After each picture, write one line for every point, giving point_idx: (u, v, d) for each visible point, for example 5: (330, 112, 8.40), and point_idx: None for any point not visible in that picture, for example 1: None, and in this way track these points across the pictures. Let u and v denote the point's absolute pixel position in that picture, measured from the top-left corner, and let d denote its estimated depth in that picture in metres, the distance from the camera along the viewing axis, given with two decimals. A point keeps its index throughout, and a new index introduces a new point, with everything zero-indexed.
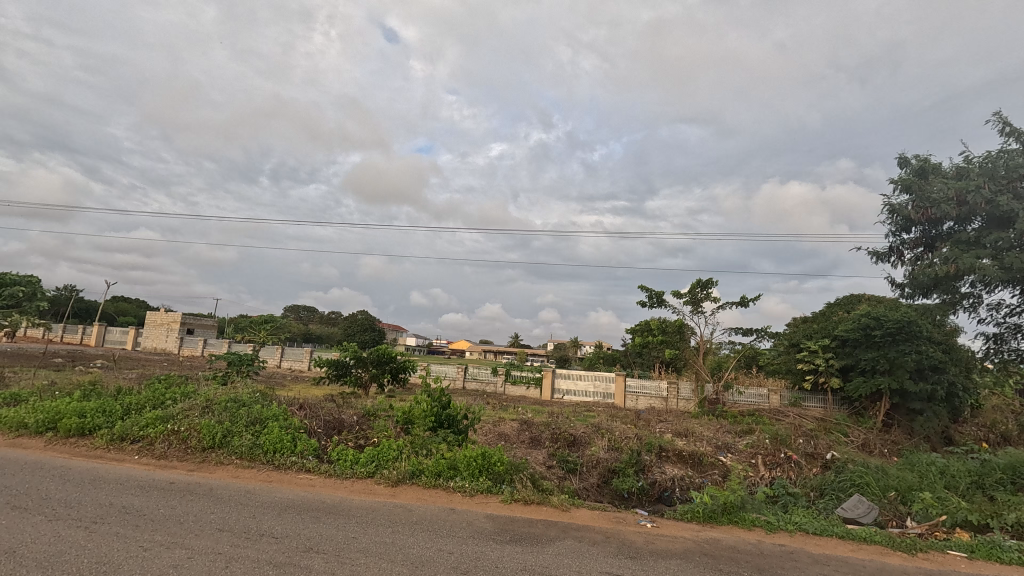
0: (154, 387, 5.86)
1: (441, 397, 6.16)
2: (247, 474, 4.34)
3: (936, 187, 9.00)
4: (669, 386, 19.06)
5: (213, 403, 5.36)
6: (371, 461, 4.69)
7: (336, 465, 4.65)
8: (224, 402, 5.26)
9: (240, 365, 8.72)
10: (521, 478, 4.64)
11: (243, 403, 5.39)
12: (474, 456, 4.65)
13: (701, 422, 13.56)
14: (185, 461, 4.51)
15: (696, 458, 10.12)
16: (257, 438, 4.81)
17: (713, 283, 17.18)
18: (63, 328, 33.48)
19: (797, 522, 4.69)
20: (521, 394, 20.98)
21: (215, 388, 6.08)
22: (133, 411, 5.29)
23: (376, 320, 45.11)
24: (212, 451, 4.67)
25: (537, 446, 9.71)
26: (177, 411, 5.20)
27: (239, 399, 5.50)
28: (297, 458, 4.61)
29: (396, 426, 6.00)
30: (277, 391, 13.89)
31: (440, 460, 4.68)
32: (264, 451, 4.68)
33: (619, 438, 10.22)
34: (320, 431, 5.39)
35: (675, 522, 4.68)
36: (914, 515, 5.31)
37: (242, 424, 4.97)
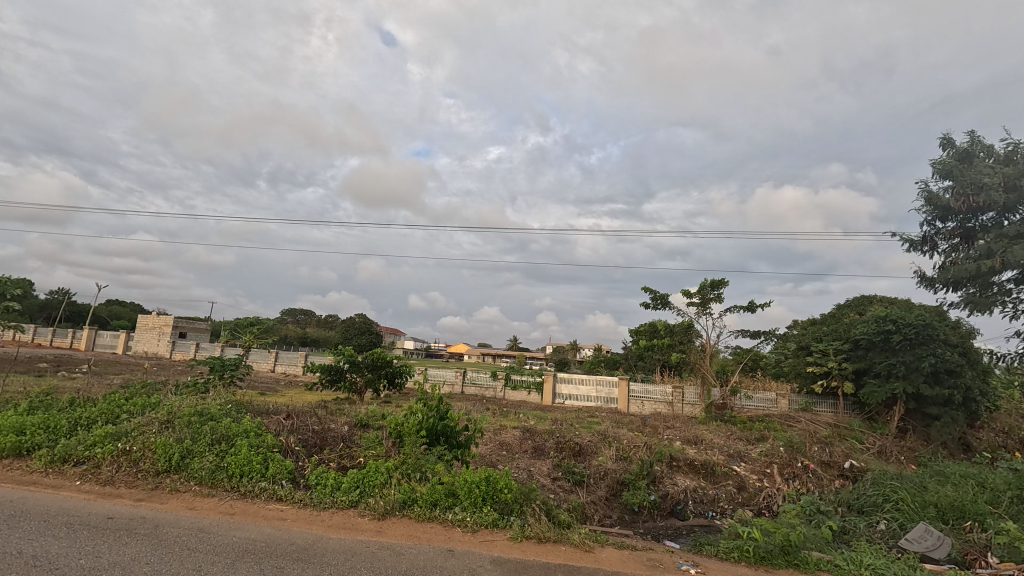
0: (108, 399, 5.32)
1: (438, 407, 5.60)
2: (206, 504, 3.81)
3: (982, 172, 8.58)
4: (674, 389, 18.49)
5: (174, 418, 4.82)
6: (355, 488, 4.15)
7: (314, 492, 4.11)
8: (187, 418, 4.74)
9: (223, 370, 8.12)
10: (532, 509, 4.09)
11: (209, 417, 4.87)
12: (476, 482, 4.10)
13: (709, 428, 13.03)
14: (135, 487, 3.98)
15: (709, 468, 9.56)
16: (221, 460, 4.28)
17: (723, 283, 16.66)
18: (53, 332, 32.81)
19: (870, 565, 4.18)
20: (521, 399, 20.39)
21: (182, 399, 5.56)
22: (81, 427, 4.76)
23: (373, 323, 44.43)
24: (167, 475, 4.16)
25: (541, 456, 9.14)
26: (132, 428, 4.67)
27: (205, 413, 4.96)
28: (267, 484, 4.09)
29: (388, 441, 5.45)
30: (267, 397, 13.29)
31: (436, 487, 4.12)
32: (229, 476, 4.15)
33: (628, 447, 9.66)
34: (299, 449, 4.81)
35: (723, 565, 4.15)
36: (997, 551, 4.67)
37: (205, 442, 4.44)
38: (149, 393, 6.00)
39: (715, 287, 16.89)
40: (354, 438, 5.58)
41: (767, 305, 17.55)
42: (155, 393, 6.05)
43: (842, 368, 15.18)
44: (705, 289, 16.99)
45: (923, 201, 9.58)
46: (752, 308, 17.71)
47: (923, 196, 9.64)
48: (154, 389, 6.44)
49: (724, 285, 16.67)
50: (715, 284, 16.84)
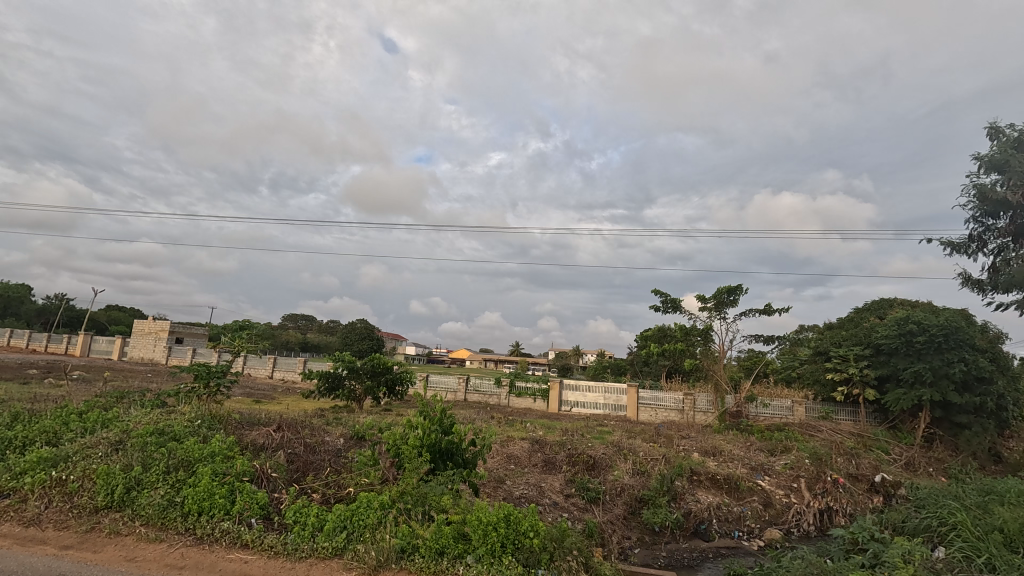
0: (58, 414, 4.80)
1: (442, 420, 4.98)
2: (151, 555, 3.25)
3: None
4: (685, 397, 17.87)
5: (127, 440, 4.29)
6: (340, 530, 3.56)
7: (289, 534, 3.55)
8: (142, 438, 4.20)
9: (207, 379, 7.33)
10: (564, 558, 3.47)
11: (169, 438, 4.32)
12: (494, 526, 3.47)
13: (727, 438, 12.34)
14: (66, 531, 3.47)
15: (732, 483, 8.85)
16: (176, 494, 3.71)
17: (740, 287, 16.14)
18: (48, 337, 32.22)
19: None
20: (526, 406, 19.70)
21: (145, 413, 5.03)
22: (16, 450, 4.24)
23: (374, 328, 43.78)
24: (107, 513, 3.63)
25: (551, 470, 8.47)
26: (75, 451, 4.15)
27: (165, 432, 4.42)
28: (230, 525, 3.52)
29: (386, 460, 4.84)
30: (261, 406, 12.65)
31: (441, 530, 3.51)
32: (185, 514, 3.59)
33: (645, 460, 9.00)
34: (278, 477, 4.15)
35: None
36: None
37: (159, 470, 3.88)
38: (112, 407, 5.47)
39: (730, 292, 16.33)
40: (345, 461, 4.98)
41: (786, 309, 16.94)
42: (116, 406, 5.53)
43: (863, 374, 14.51)
44: (720, 293, 16.41)
45: (974, 198, 9.26)
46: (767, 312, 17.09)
47: (974, 192, 9.32)
48: (119, 401, 5.87)
49: (741, 289, 16.14)
50: (731, 288, 16.28)
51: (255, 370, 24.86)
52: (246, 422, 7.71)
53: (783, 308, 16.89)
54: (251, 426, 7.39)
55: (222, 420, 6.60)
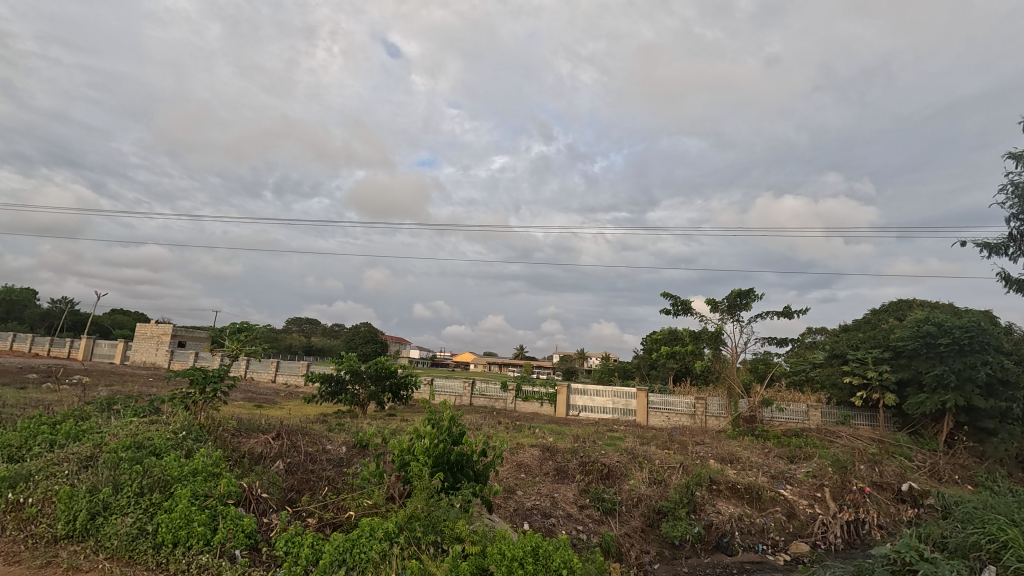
0: (28, 425, 4.44)
1: (451, 429, 4.62)
2: None
3: None
4: (696, 401, 17.38)
5: (99, 455, 3.94)
6: (338, 562, 3.16)
7: (280, 569, 3.16)
8: (116, 455, 3.82)
9: (204, 384, 6.90)
10: None
11: (147, 454, 3.95)
12: (516, 559, 3.06)
13: (743, 445, 11.89)
14: (21, 565, 3.13)
15: (753, 493, 8.40)
16: (148, 521, 3.36)
17: (753, 291, 15.76)
18: (50, 341, 32.01)
19: None
20: (533, 411, 19.29)
21: (126, 423, 4.65)
22: None
23: (378, 332, 43.43)
24: (68, 545, 3.29)
25: (564, 479, 8.07)
26: (39, 469, 3.81)
27: (143, 446, 4.05)
28: (209, 558, 3.14)
29: (393, 473, 4.47)
30: (263, 412, 12.31)
31: (458, 564, 3.09)
32: (157, 545, 3.23)
33: (662, 469, 8.57)
34: (266, 502, 3.78)
35: None
36: None
37: (130, 494, 3.51)
38: (92, 417, 5.11)
39: (742, 296, 15.93)
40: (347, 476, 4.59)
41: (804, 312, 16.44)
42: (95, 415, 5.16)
43: (883, 377, 14.02)
44: (732, 297, 16.00)
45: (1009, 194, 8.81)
46: (786, 314, 16.78)
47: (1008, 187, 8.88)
48: (100, 410, 5.51)
49: (753, 293, 15.79)
50: (743, 292, 15.88)
51: (257, 374, 24.53)
52: (243, 429, 7.31)
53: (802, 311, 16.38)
54: (248, 434, 7.01)
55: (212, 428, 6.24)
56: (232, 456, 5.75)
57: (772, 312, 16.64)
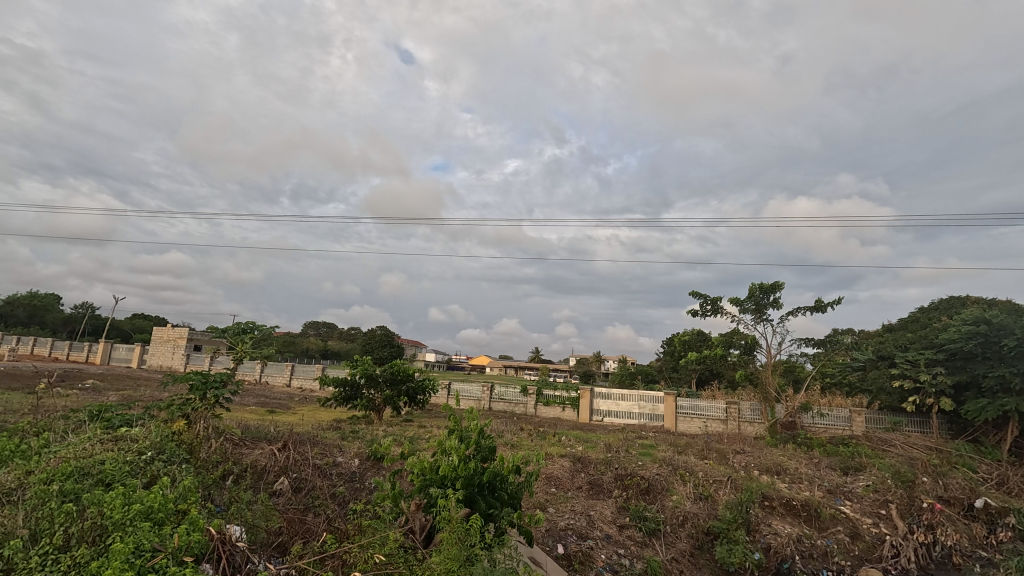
0: None
1: (480, 444, 3.95)
2: None
3: None
4: (729, 405, 16.45)
5: (26, 488, 2.90)
6: None
7: None
8: (44, 487, 2.76)
9: (204, 390, 6.21)
10: None
11: (92, 485, 2.95)
12: None
13: (788, 454, 10.94)
14: None
15: (811, 510, 7.50)
16: None
17: (779, 285, 14.79)
18: (69, 345, 32.08)
19: None
20: (555, 416, 18.50)
21: (82, 441, 3.86)
22: None
23: (393, 335, 42.92)
24: None
25: (598, 494, 7.29)
26: None
27: (89, 474, 3.06)
28: None
29: (410, 505, 3.71)
30: (275, 418, 11.76)
31: None
32: None
33: (707, 483, 7.74)
34: (244, 561, 2.87)
35: None
36: None
37: (47, 548, 2.40)
38: (49, 433, 4.33)
39: (767, 292, 14.94)
40: (349, 524, 3.75)
41: (837, 305, 15.35)
42: (50, 432, 4.37)
43: (936, 380, 12.97)
44: (757, 294, 15.04)
45: None
46: (818, 308, 15.75)
47: None
48: (64, 425, 4.75)
49: (779, 287, 14.80)
50: (767, 288, 14.89)
51: (272, 378, 24.16)
52: (248, 438, 6.70)
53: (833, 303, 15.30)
54: (254, 444, 6.44)
55: (206, 442, 5.62)
56: (232, 471, 5.19)
57: (804, 308, 15.61)
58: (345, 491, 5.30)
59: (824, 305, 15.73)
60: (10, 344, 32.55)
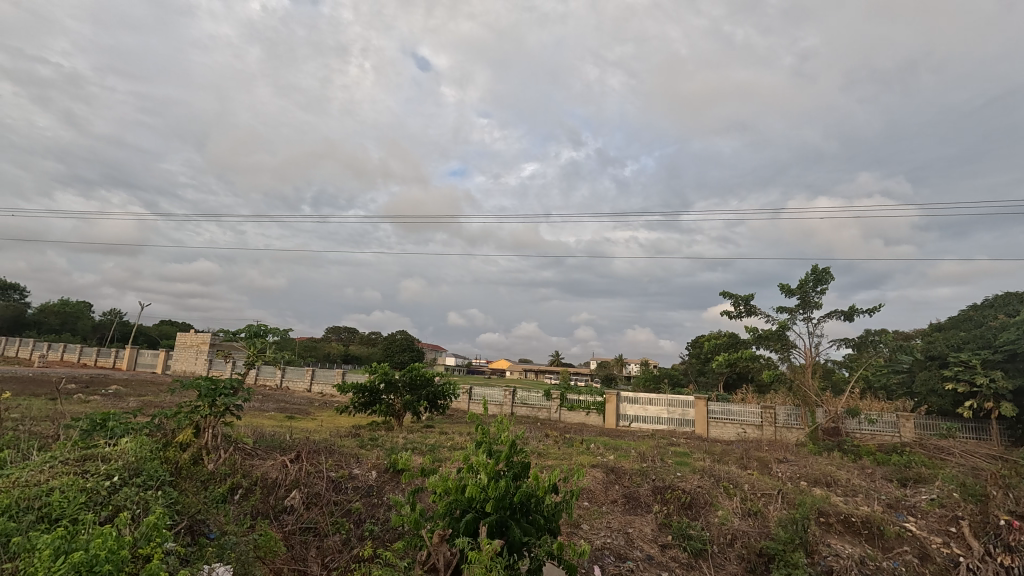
0: None
1: (511, 460, 3.44)
2: None
3: None
4: (765, 410, 15.60)
5: None
6: None
7: None
8: None
9: (213, 398, 5.62)
10: None
11: (31, 524, 2.55)
12: None
13: (837, 464, 10.12)
14: None
15: (872, 528, 6.78)
16: None
17: (829, 275, 13.94)
18: (97, 351, 32.65)
19: None
20: (580, 421, 17.86)
21: (51, 458, 3.45)
22: None
23: (413, 340, 42.72)
24: None
25: (635, 508, 6.67)
26: None
27: (30, 509, 2.67)
28: None
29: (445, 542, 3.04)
30: (293, 425, 11.44)
31: None
32: None
33: (755, 497, 7.07)
34: None
35: None
36: None
37: None
38: (29, 450, 3.96)
39: (818, 282, 14.10)
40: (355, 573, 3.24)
41: (873, 313, 14.62)
42: (26, 450, 3.98)
43: (994, 384, 11.95)
44: (806, 286, 14.19)
45: None
46: (848, 317, 14.81)
47: None
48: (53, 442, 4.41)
49: (830, 277, 13.99)
50: (818, 278, 14.06)
51: (293, 383, 24.01)
52: (261, 448, 6.28)
53: (872, 310, 14.51)
54: (267, 454, 6.02)
55: (211, 458, 5.25)
56: (238, 486, 4.88)
57: (836, 313, 14.69)
58: (362, 514, 4.81)
59: (854, 313, 14.75)
60: (41, 349, 33.31)
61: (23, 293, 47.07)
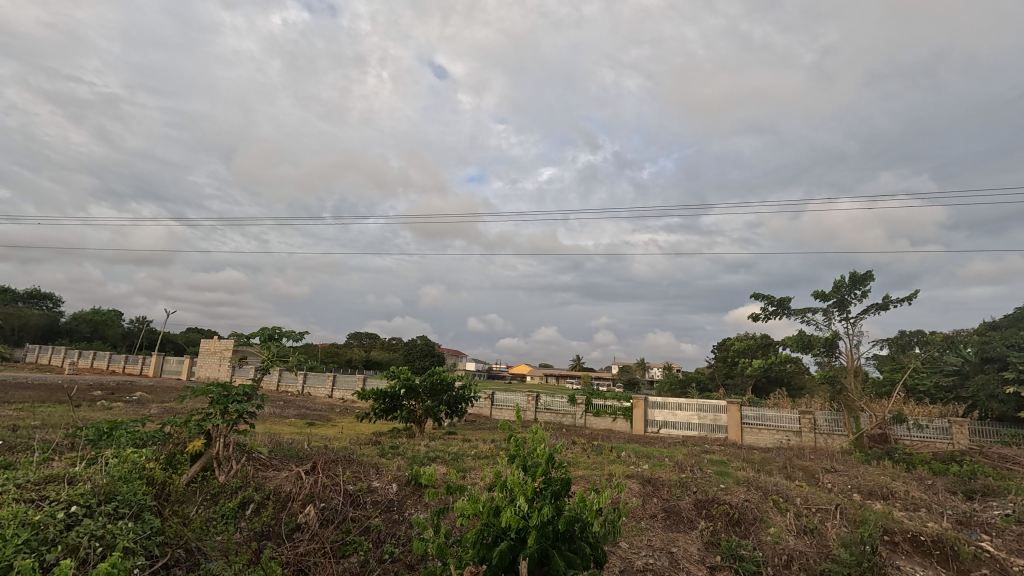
0: None
1: (551, 479, 2.96)
2: None
3: None
4: (803, 415, 14.79)
5: None
6: None
7: None
8: None
9: (225, 404, 5.12)
10: None
11: None
12: None
13: (891, 474, 9.34)
14: None
15: (945, 548, 6.06)
16: None
17: (871, 276, 13.05)
18: (125, 358, 33.18)
19: None
20: (606, 427, 17.24)
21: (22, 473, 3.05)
22: None
23: (434, 344, 42.52)
24: None
25: (677, 524, 6.10)
26: None
27: None
28: None
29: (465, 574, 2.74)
30: (313, 432, 11.15)
31: None
32: None
33: (810, 513, 6.47)
34: None
35: None
36: None
37: None
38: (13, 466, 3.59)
39: (856, 284, 13.27)
40: None
41: (911, 300, 13.67)
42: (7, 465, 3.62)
43: None
44: (843, 287, 13.38)
45: None
46: (882, 307, 13.91)
47: None
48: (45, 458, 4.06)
49: (870, 279, 13.10)
50: (857, 279, 13.22)
51: (314, 389, 23.90)
52: (277, 458, 5.91)
53: (908, 297, 13.50)
54: (283, 465, 5.64)
55: (222, 472, 4.88)
56: (252, 498, 4.58)
57: (869, 307, 13.83)
58: (385, 533, 4.38)
59: (889, 303, 13.78)
60: (73, 357, 34.06)
61: (57, 302, 48.52)
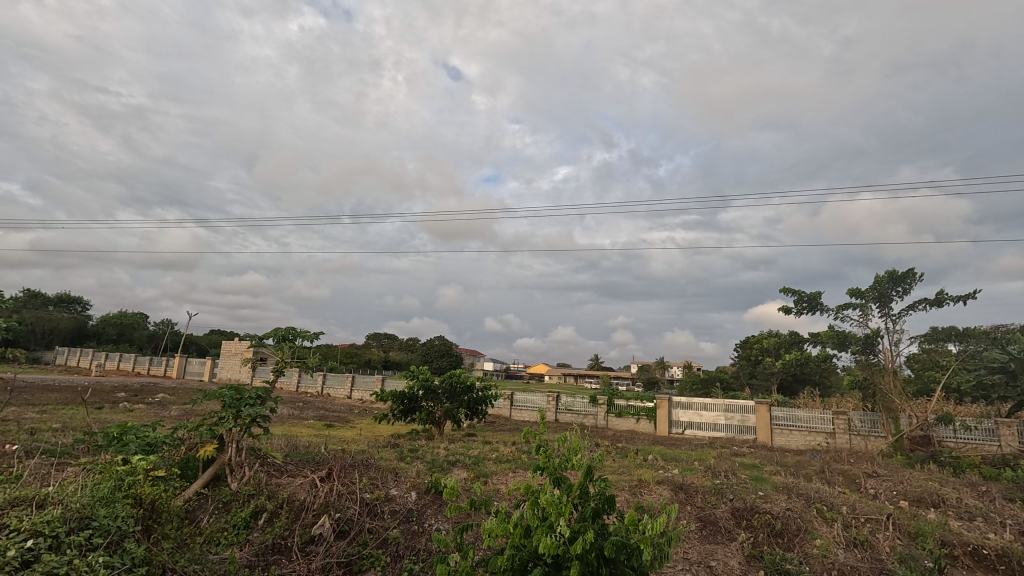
0: None
1: (587, 498, 2.60)
2: None
3: None
4: (837, 416, 14.17)
5: None
6: None
7: None
8: None
9: (236, 408, 4.84)
10: None
11: None
12: None
13: (938, 479, 8.77)
14: None
15: (1012, 564, 5.52)
16: None
17: (914, 273, 12.36)
18: (150, 360, 33.77)
19: None
20: (629, 428, 16.80)
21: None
22: None
23: (452, 345, 42.39)
24: None
25: (715, 535, 5.69)
26: None
27: None
28: None
29: None
30: (331, 434, 10.96)
31: None
32: None
33: (858, 523, 6.01)
34: None
35: None
36: None
37: None
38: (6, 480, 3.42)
39: (898, 281, 12.60)
40: None
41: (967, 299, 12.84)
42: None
43: None
44: (883, 283, 12.73)
45: None
46: (935, 302, 13.18)
47: None
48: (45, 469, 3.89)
49: (913, 276, 12.40)
50: (899, 276, 12.56)
51: (333, 390, 23.91)
52: (292, 462, 5.68)
53: (965, 297, 12.71)
54: (298, 471, 5.41)
55: (234, 478, 4.64)
56: (265, 507, 4.32)
57: (919, 303, 13.10)
58: (403, 547, 4.07)
59: (941, 299, 13.06)
60: (100, 359, 34.78)
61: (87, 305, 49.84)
